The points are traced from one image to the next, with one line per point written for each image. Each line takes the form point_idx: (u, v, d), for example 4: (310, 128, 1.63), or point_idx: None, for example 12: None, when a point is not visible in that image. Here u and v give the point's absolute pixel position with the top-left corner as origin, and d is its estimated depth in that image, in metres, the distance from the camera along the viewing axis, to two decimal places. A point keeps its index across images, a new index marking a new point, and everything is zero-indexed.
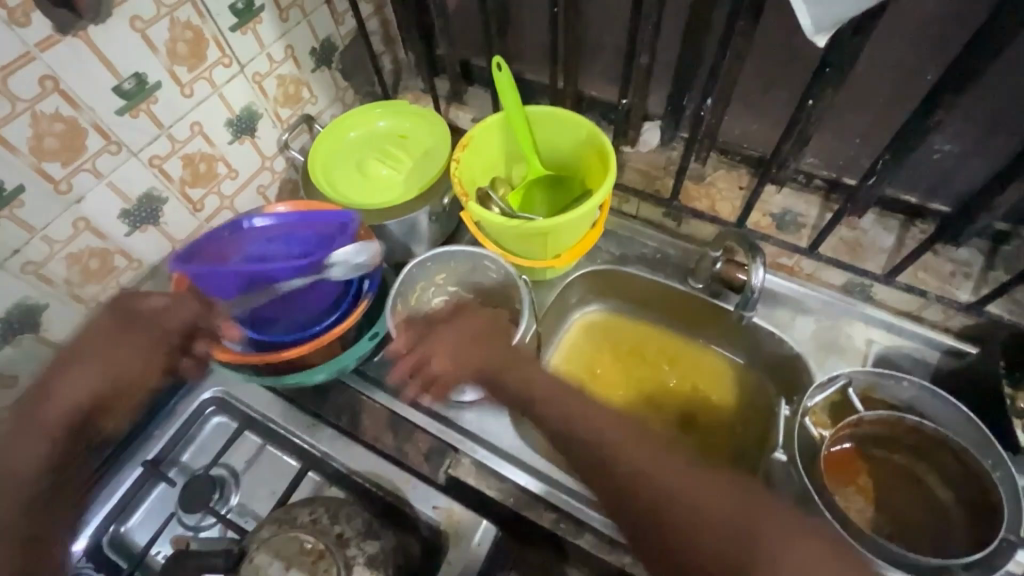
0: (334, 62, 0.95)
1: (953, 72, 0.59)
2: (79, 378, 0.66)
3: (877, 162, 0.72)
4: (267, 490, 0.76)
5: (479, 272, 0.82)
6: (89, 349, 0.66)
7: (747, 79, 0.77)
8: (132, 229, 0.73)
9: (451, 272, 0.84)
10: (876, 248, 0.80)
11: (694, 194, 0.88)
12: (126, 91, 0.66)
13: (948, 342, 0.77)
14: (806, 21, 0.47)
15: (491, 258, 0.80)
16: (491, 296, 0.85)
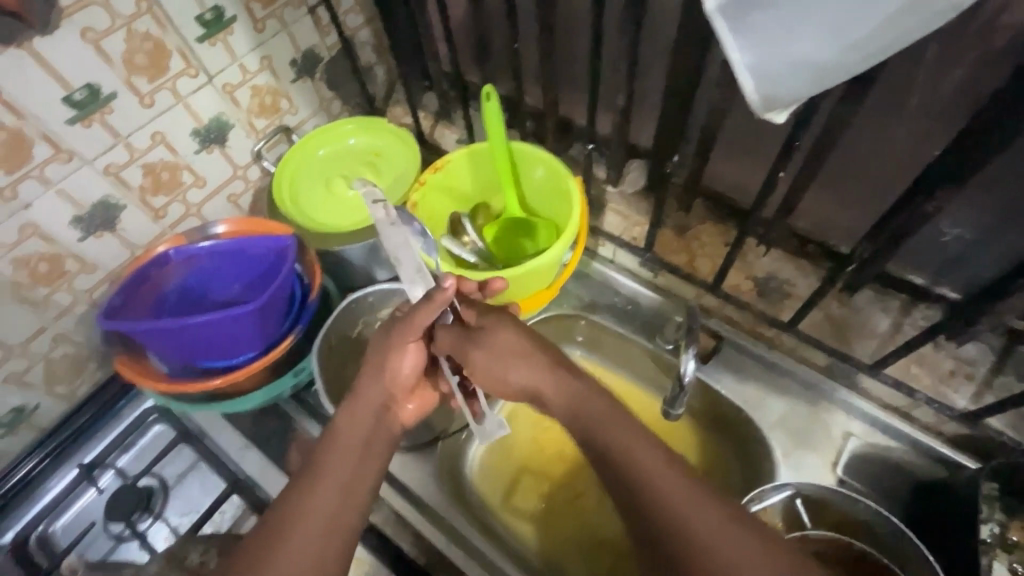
0: (318, 72, 0.92)
1: (952, 156, 0.50)
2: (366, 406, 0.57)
3: (856, 249, 0.64)
4: (192, 508, 0.76)
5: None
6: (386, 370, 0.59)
7: (737, 131, 0.70)
8: (86, 235, 0.74)
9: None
10: (867, 331, 0.72)
11: (673, 246, 0.81)
12: (77, 101, 0.65)
13: (942, 450, 0.66)
14: (755, 98, 0.40)
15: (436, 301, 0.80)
16: None
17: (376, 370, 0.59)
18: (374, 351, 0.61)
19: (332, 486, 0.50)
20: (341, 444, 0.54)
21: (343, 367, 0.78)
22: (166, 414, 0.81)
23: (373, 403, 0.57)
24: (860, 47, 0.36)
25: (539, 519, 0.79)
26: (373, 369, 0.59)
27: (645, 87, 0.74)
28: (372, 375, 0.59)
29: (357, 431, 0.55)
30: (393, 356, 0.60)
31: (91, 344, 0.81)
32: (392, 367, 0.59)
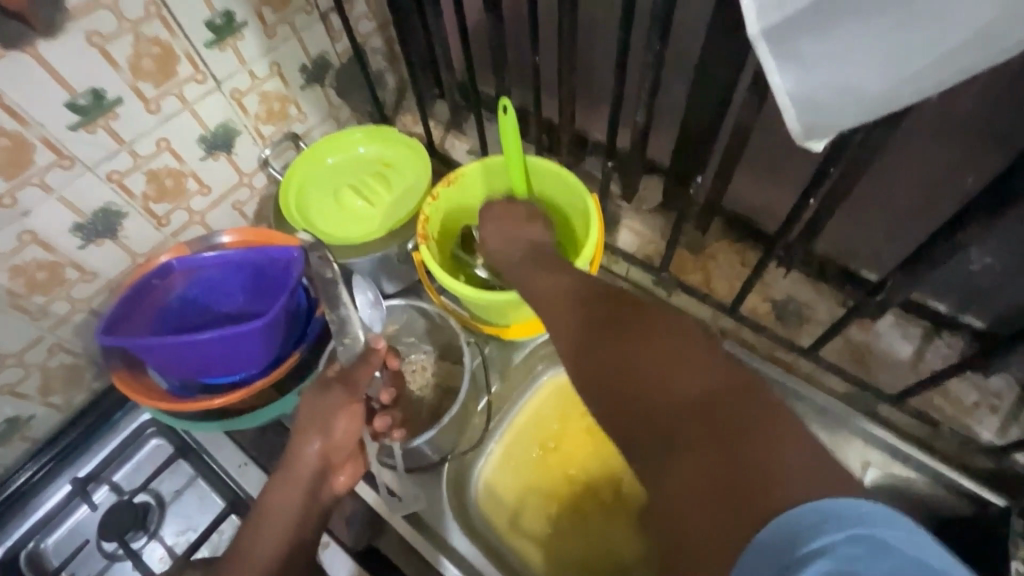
0: (328, 79, 0.90)
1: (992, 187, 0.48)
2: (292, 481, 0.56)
3: (887, 278, 0.62)
4: (189, 526, 0.74)
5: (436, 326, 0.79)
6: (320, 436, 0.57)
7: (759, 152, 0.68)
8: (86, 243, 0.71)
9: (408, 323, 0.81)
10: (888, 359, 0.70)
11: (689, 266, 0.79)
12: (81, 106, 0.63)
13: (966, 485, 0.63)
14: (796, 127, 0.39)
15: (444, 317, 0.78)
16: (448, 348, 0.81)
17: (308, 434, 0.57)
18: (304, 414, 0.58)
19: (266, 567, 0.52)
20: (268, 521, 0.54)
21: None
22: (163, 427, 0.79)
23: (302, 477, 0.56)
24: (913, 80, 0.34)
25: (547, 544, 0.76)
26: (303, 438, 0.57)
27: (665, 104, 0.73)
28: (300, 441, 0.57)
29: (285, 507, 0.55)
30: (328, 420, 0.58)
31: (89, 354, 0.79)
32: (321, 438, 0.57)
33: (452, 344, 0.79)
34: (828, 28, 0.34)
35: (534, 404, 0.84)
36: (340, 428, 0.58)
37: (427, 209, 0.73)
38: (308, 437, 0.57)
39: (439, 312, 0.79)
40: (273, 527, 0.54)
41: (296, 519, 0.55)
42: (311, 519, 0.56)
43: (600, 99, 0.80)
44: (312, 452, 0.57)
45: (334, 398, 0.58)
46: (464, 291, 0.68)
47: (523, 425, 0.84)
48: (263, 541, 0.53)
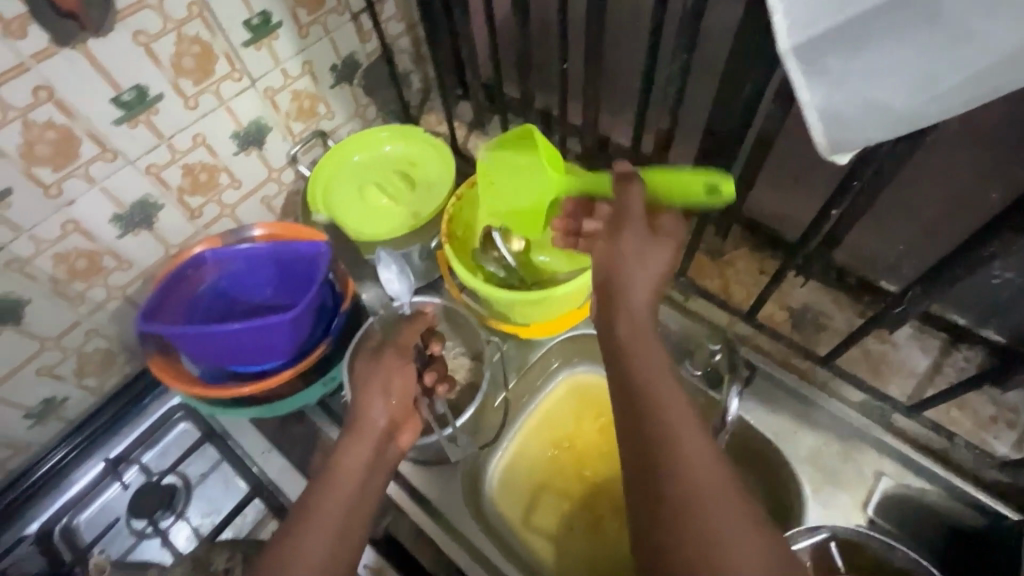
0: (356, 78, 0.92)
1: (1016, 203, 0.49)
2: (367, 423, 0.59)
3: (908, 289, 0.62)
4: (214, 509, 0.77)
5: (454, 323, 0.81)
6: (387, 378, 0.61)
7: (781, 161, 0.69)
8: (124, 233, 0.74)
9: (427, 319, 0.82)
10: (904, 370, 0.71)
11: (707, 271, 0.80)
12: (126, 102, 0.66)
13: (978, 497, 0.64)
14: (822, 141, 0.40)
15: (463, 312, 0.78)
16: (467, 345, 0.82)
17: (376, 394, 0.60)
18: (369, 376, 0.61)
19: (341, 508, 0.53)
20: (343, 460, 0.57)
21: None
22: (191, 412, 0.82)
23: (370, 431, 0.59)
24: (942, 98, 0.35)
25: (558, 539, 0.78)
26: (368, 395, 0.60)
27: (689, 111, 0.73)
28: (366, 399, 0.60)
29: (357, 456, 0.57)
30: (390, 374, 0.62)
31: (122, 340, 0.82)
32: (392, 396, 0.61)
33: (470, 341, 0.81)
34: (856, 48, 0.35)
35: (548, 403, 0.87)
36: (398, 382, 0.62)
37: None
38: (373, 394, 0.60)
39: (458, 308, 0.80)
40: (343, 476, 0.55)
41: (365, 469, 0.56)
42: (376, 476, 0.58)
43: (623, 105, 0.81)
44: (380, 409, 0.60)
45: (392, 357, 0.63)
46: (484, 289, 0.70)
47: (537, 424, 0.86)
48: (337, 487, 0.55)
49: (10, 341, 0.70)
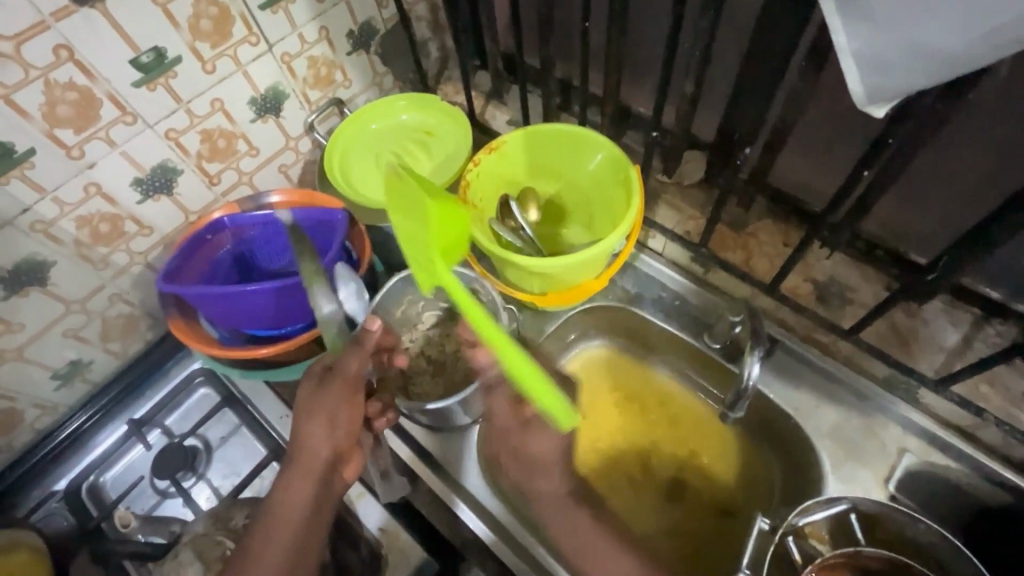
0: (373, 45, 0.91)
1: None
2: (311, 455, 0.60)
3: (940, 257, 0.60)
4: (233, 470, 0.78)
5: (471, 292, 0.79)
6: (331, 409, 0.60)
7: (809, 126, 0.66)
8: (144, 198, 0.75)
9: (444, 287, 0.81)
10: (932, 345, 0.68)
11: (729, 243, 0.78)
12: (144, 64, 0.66)
13: (1006, 475, 0.62)
14: (859, 90, 0.38)
15: (480, 282, 0.78)
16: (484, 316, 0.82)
17: (318, 430, 0.60)
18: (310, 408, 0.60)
19: (285, 548, 0.56)
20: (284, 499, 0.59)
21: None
22: (211, 377, 0.83)
23: (311, 468, 0.59)
24: (990, 39, 0.33)
25: None
26: (309, 431, 0.60)
27: (714, 76, 0.71)
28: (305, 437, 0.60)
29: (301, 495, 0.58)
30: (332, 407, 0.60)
31: (144, 305, 0.83)
32: (334, 430, 0.60)
33: (486, 311, 0.80)
34: None
35: (564, 376, 0.86)
36: (343, 416, 0.60)
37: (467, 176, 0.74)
38: (313, 432, 0.59)
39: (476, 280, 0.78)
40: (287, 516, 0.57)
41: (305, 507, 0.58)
42: (321, 511, 0.59)
43: (645, 70, 0.78)
44: (321, 445, 0.60)
45: (335, 391, 0.60)
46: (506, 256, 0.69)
47: None
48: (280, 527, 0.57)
49: (36, 302, 0.72)
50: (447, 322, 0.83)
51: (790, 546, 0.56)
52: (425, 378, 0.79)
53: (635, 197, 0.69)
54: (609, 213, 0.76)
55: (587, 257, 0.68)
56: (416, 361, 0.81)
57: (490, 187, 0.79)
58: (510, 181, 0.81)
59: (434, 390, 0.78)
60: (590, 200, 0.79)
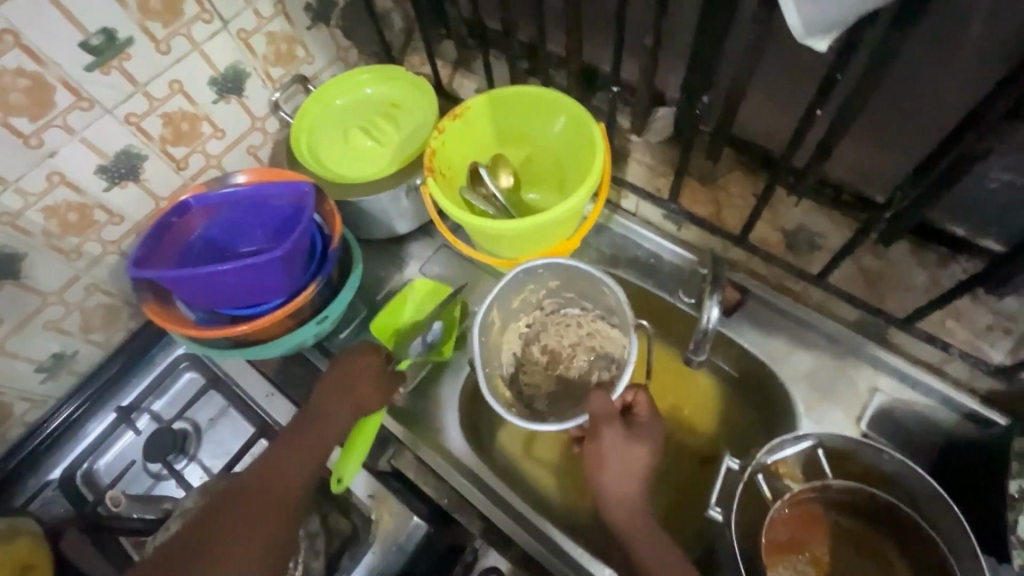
0: (333, 18, 0.89)
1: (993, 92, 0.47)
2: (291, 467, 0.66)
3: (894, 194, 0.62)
4: (223, 449, 0.80)
5: (597, 290, 0.75)
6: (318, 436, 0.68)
7: (768, 74, 0.66)
8: (111, 185, 0.75)
9: (568, 280, 0.77)
10: (899, 285, 0.69)
11: (699, 197, 0.78)
12: (94, 47, 0.65)
13: (971, 406, 0.65)
14: (794, 22, 0.38)
15: (543, 269, 0.75)
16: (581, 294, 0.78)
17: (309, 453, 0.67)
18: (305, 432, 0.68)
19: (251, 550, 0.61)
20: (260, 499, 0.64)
21: (498, 336, 0.78)
22: (196, 361, 0.84)
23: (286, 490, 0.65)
24: None
25: (559, 470, 0.80)
26: (292, 458, 0.66)
27: (674, 27, 0.70)
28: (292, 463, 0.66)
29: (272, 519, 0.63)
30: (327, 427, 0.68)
31: (122, 294, 0.83)
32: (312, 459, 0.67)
33: (614, 310, 0.75)
34: None
35: None
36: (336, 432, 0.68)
37: (433, 144, 0.74)
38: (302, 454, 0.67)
39: (535, 268, 0.75)
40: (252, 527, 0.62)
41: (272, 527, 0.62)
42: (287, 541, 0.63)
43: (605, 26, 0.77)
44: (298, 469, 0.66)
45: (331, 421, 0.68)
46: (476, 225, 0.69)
47: None
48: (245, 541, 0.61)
49: (12, 295, 0.72)
50: (567, 311, 0.80)
51: (760, 481, 0.58)
52: (538, 371, 0.78)
53: (598, 152, 0.70)
54: (575, 173, 0.77)
55: (556, 220, 0.69)
56: (530, 351, 0.80)
57: (456, 155, 0.78)
58: (478, 147, 0.80)
59: (543, 384, 0.77)
60: (558, 162, 0.79)
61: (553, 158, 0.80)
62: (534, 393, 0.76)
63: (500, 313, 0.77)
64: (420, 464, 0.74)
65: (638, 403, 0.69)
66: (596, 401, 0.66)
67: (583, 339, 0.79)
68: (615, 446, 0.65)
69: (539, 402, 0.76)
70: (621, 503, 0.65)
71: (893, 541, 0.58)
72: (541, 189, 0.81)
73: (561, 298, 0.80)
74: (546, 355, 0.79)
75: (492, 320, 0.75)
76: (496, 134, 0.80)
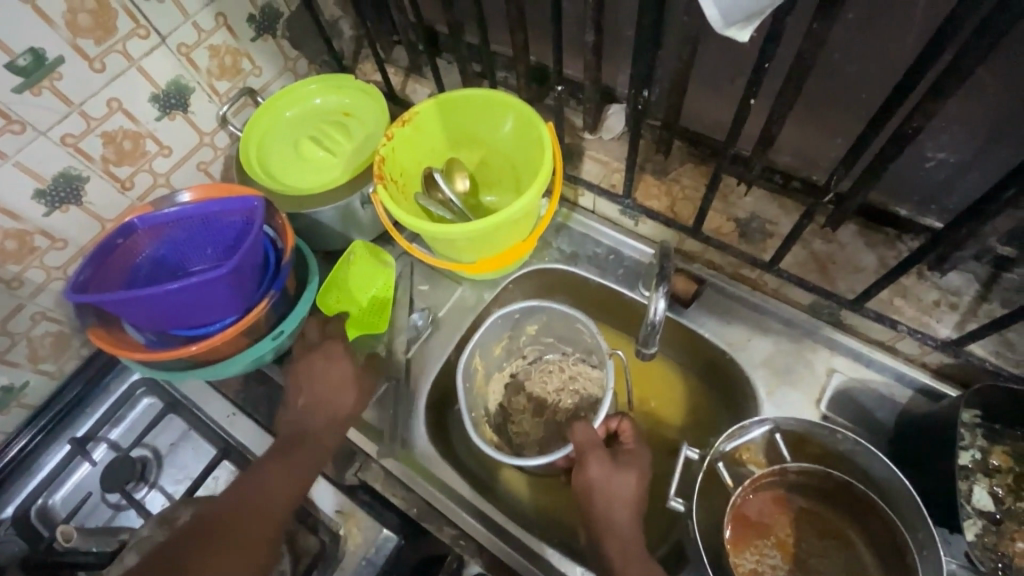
0: (279, 29, 0.88)
1: (913, 74, 0.48)
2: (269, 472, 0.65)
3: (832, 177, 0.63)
4: (184, 475, 0.78)
5: (574, 331, 0.79)
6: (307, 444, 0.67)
7: (709, 66, 0.67)
8: (51, 209, 0.72)
9: (546, 325, 0.81)
10: (850, 267, 0.70)
11: (653, 191, 0.78)
12: (22, 67, 0.63)
13: (925, 380, 0.68)
14: (713, 14, 0.39)
15: (520, 311, 0.78)
16: (563, 339, 0.82)
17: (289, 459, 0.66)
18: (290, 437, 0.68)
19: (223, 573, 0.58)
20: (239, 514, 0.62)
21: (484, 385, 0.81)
22: (153, 386, 0.82)
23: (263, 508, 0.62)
24: None
25: (531, 474, 0.80)
26: (270, 474, 0.65)
27: (617, 24, 0.70)
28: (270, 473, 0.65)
29: (254, 536, 0.61)
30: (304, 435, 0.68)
31: (71, 321, 0.81)
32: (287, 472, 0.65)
33: (593, 351, 0.79)
34: None
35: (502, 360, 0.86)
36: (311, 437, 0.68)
37: (381, 152, 0.73)
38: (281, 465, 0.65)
39: (511, 310, 0.78)
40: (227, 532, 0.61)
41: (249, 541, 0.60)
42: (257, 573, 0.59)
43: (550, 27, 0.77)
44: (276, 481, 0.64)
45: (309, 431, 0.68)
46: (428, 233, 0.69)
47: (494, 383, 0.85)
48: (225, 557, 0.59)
49: None
50: (548, 356, 0.84)
51: (720, 468, 0.60)
52: (526, 418, 0.81)
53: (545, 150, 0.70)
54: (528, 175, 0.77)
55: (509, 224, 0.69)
56: (516, 398, 0.83)
57: (408, 161, 0.78)
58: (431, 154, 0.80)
59: (533, 430, 0.80)
60: (511, 162, 0.79)
61: (506, 159, 0.80)
62: (524, 440, 0.79)
63: (482, 357, 0.80)
64: (388, 475, 0.73)
65: (624, 431, 0.69)
66: (579, 432, 0.67)
67: (567, 383, 0.82)
68: (601, 473, 0.64)
69: (530, 449, 0.78)
70: (623, 539, 0.61)
71: (852, 519, 0.59)
72: (497, 191, 0.81)
73: (541, 346, 0.84)
74: (532, 402, 0.82)
75: (476, 368, 0.78)
76: (447, 138, 0.80)
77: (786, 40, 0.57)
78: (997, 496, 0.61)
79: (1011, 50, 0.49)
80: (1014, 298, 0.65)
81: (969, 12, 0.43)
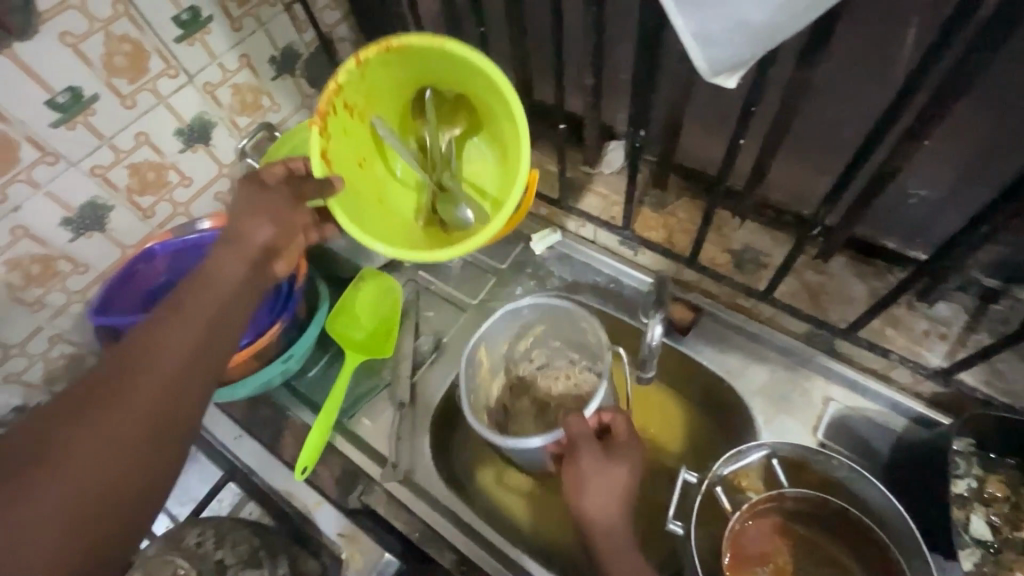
0: (298, 69, 0.93)
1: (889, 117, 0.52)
2: (94, 443, 0.44)
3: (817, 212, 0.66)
4: (191, 496, 0.79)
5: (580, 333, 0.79)
6: (186, 346, 0.50)
7: (703, 107, 0.71)
8: (76, 236, 0.76)
9: (555, 326, 0.81)
10: (842, 297, 0.73)
11: (651, 223, 0.82)
12: (61, 104, 0.67)
13: (918, 409, 0.69)
14: (702, 64, 0.42)
15: (529, 305, 0.78)
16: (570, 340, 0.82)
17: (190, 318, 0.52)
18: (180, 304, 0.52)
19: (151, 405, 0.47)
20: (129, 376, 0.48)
21: (489, 379, 0.81)
22: None
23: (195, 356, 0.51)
24: (785, 8, 0.38)
25: (533, 499, 0.81)
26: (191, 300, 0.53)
27: (615, 67, 0.75)
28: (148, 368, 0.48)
29: (156, 373, 0.48)
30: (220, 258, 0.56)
31: (87, 343, 0.83)
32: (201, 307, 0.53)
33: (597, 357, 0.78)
34: None
35: None
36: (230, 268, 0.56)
37: (339, 80, 0.65)
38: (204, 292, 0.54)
39: (516, 308, 0.79)
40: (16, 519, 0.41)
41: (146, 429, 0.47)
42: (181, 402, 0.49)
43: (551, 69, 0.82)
44: (198, 309, 0.53)
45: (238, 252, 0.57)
46: (353, 213, 0.67)
47: None
48: (41, 519, 0.42)
49: None
50: (556, 362, 0.84)
51: (718, 492, 0.61)
52: (528, 420, 0.82)
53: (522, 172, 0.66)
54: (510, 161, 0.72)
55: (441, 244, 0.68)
56: (520, 400, 0.84)
57: (380, 82, 0.70)
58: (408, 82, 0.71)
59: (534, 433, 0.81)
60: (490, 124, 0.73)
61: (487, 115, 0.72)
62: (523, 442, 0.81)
63: (489, 348, 0.81)
64: (390, 499, 0.72)
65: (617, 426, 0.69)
66: (573, 425, 0.66)
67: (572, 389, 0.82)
68: (593, 468, 0.64)
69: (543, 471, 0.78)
70: (609, 535, 0.62)
71: (837, 539, 0.60)
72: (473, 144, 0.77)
73: (550, 351, 0.84)
74: (535, 405, 0.84)
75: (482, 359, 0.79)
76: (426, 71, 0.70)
77: (773, 84, 0.62)
78: (994, 524, 0.61)
79: (981, 95, 0.53)
80: (1001, 328, 0.67)
81: (937, 62, 0.46)
